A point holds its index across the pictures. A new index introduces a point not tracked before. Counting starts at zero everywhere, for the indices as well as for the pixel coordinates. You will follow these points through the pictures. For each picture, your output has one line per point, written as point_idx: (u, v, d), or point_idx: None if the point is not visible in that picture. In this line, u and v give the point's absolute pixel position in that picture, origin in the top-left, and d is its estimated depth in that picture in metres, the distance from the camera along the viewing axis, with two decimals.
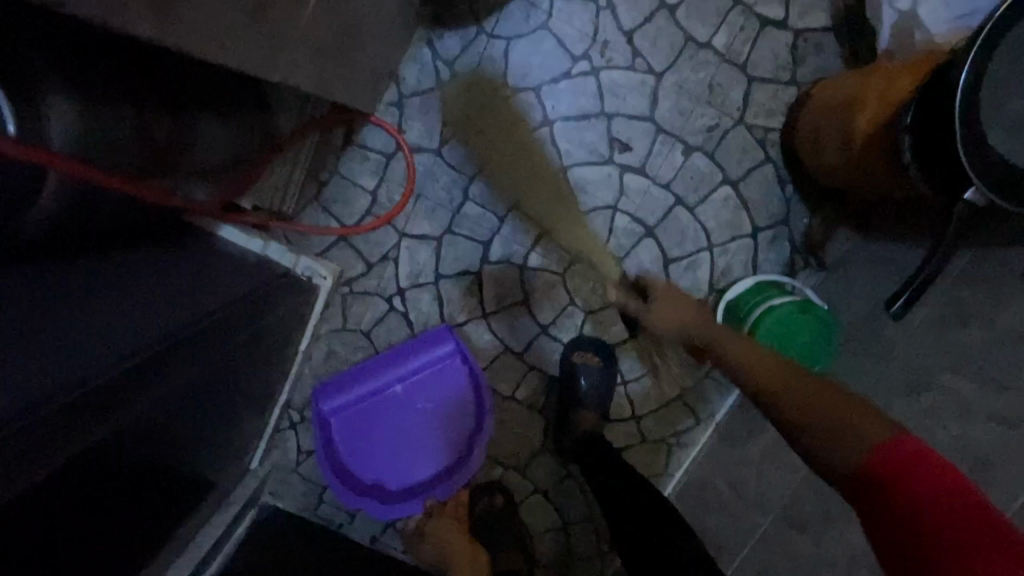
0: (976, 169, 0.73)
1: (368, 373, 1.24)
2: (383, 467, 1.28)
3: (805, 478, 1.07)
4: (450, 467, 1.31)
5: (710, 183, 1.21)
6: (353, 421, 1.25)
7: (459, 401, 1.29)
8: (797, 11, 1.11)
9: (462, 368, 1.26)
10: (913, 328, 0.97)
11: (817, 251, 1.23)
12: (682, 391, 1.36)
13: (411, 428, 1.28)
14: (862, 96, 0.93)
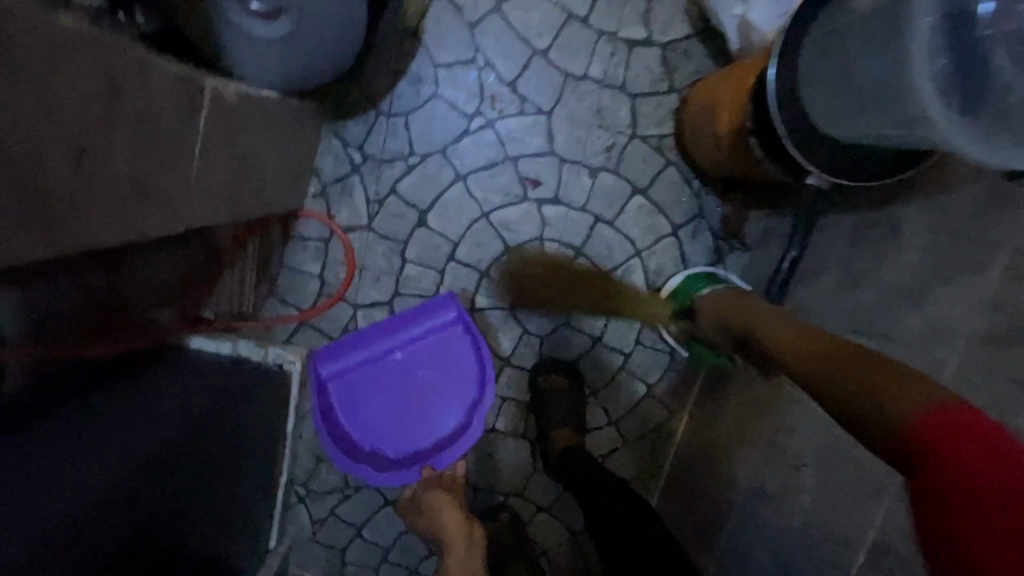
0: (809, 154, 0.82)
1: (369, 339, 1.30)
2: (385, 431, 1.33)
3: (761, 452, 1.10)
4: (451, 438, 1.34)
5: (622, 196, 1.29)
6: (357, 388, 1.32)
7: (462, 372, 1.34)
8: (659, 27, 1.20)
9: (463, 336, 1.32)
10: (821, 292, 1.02)
11: (737, 233, 1.31)
12: (651, 388, 1.42)
13: (414, 394, 1.33)
14: (720, 98, 1.01)
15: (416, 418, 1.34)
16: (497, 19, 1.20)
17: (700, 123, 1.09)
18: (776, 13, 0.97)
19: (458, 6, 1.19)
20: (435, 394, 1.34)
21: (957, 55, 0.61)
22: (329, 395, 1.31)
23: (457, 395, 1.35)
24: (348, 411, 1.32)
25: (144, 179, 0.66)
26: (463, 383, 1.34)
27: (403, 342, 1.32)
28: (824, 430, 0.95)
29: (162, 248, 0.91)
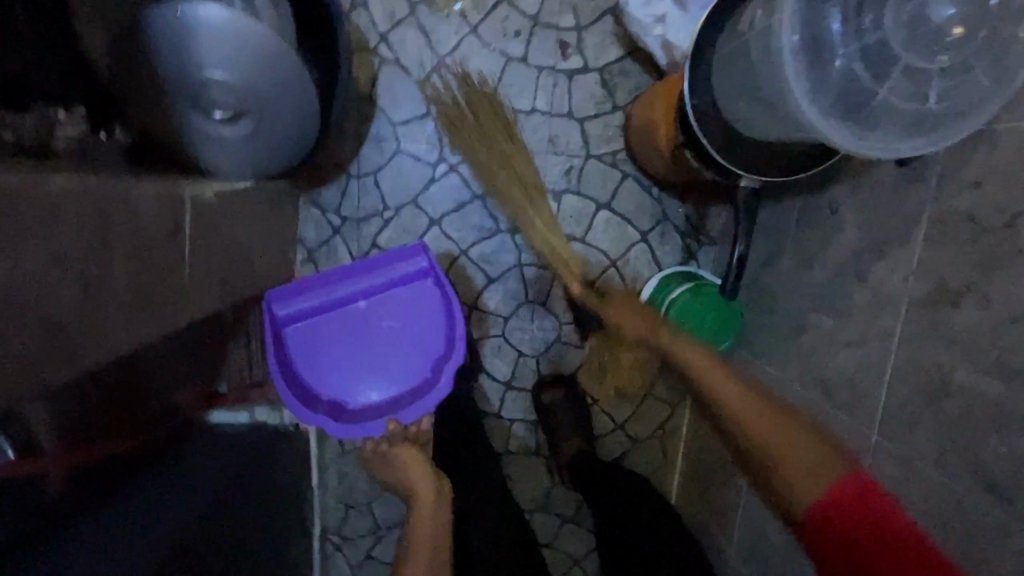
0: (735, 161, 0.91)
1: (332, 284, 1.18)
2: (346, 380, 1.19)
3: None
4: (414, 392, 1.21)
5: (588, 213, 1.36)
6: (317, 337, 1.18)
7: (429, 323, 1.21)
8: (592, 54, 1.27)
9: (433, 289, 1.20)
10: (781, 276, 1.08)
11: (701, 229, 1.38)
12: (650, 387, 1.48)
13: (377, 344, 1.20)
14: (654, 118, 1.09)
15: (379, 369, 1.20)
16: (444, 73, 1.27)
17: (644, 141, 1.17)
18: (687, 30, 1.07)
19: (405, 66, 1.27)
20: (400, 347, 1.20)
21: (812, 74, 0.71)
22: (286, 346, 1.16)
23: (424, 349, 1.21)
24: (307, 360, 1.17)
25: (148, 292, 0.75)
26: (432, 335, 1.22)
27: (368, 289, 1.19)
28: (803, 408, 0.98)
29: (182, 343, 0.96)
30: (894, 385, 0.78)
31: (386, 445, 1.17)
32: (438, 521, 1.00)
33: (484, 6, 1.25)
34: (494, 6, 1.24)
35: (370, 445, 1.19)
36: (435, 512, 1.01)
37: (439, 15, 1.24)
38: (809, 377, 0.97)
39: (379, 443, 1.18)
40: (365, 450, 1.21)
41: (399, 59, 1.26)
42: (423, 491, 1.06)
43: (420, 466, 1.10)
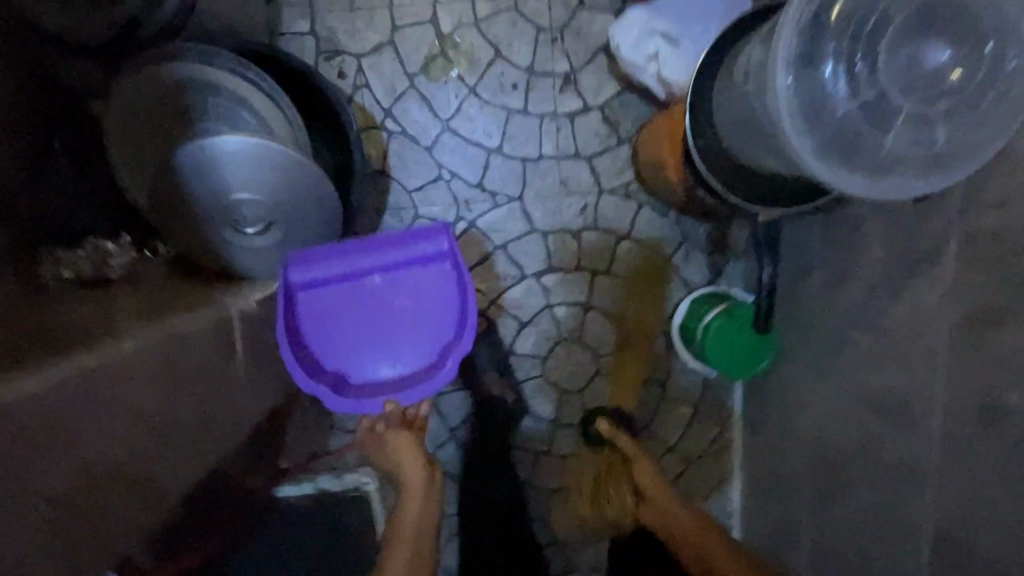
0: (752, 196, 0.90)
1: (348, 259, 1.09)
2: (356, 353, 1.12)
3: (808, 449, 1.13)
4: (414, 376, 1.12)
5: (609, 246, 1.37)
6: (331, 310, 1.11)
7: (440, 302, 1.13)
8: (590, 93, 1.29)
9: (450, 272, 1.13)
10: (815, 291, 1.07)
11: (725, 245, 1.37)
12: (696, 406, 1.47)
13: (389, 321, 1.12)
14: (661, 154, 1.09)
15: (387, 347, 1.13)
16: (449, 135, 1.30)
17: (653, 172, 1.17)
18: (681, 66, 1.07)
19: (411, 135, 1.29)
20: (408, 325, 1.13)
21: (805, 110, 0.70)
22: (299, 318, 1.09)
23: (433, 329, 1.14)
24: (323, 329, 1.11)
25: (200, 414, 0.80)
26: (442, 316, 1.13)
27: (387, 265, 1.11)
28: (855, 424, 0.98)
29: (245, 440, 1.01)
30: (948, 399, 0.79)
31: (382, 426, 1.11)
32: (422, 523, 1.01)
33: (478, 66, 1.27)
34: (488, 64, 1.27)
35: (367, 427, 1.12)
36: (422, 511, 1.02)
37: (436, 82, 1.27)
38: (859, 393, 0.97)
39: (377, 423, 1.11)
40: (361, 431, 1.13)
41: (405, 129, 1.29)
42: (412, 483, 1.05)
43: (416, 460, 1.08)
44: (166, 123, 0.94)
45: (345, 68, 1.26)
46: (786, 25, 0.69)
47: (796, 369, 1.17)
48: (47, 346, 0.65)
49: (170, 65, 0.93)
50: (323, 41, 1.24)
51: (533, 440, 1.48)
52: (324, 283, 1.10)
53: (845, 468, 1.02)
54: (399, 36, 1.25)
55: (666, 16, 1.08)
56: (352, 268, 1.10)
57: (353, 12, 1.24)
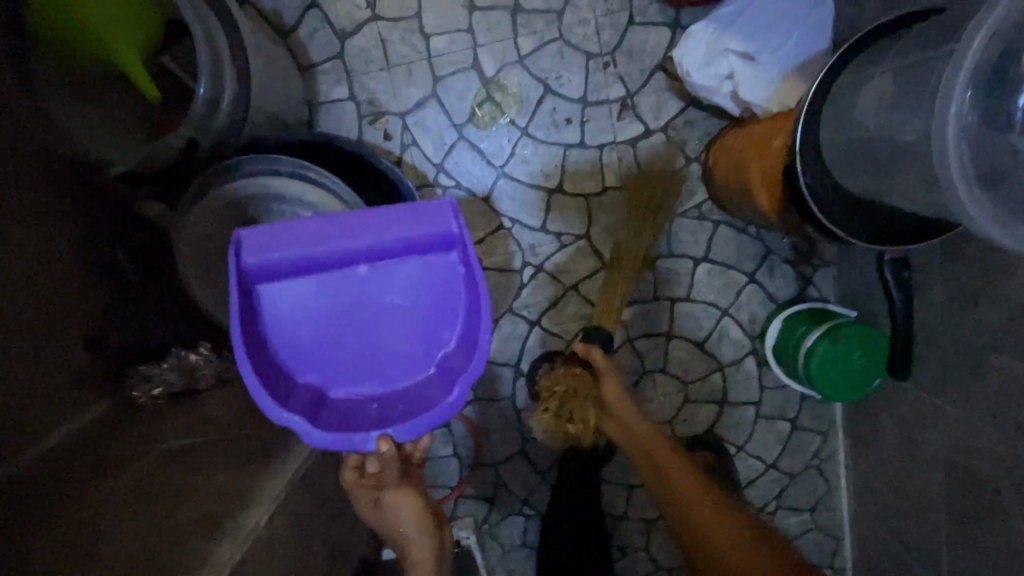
0: (861, 231, 0.83)
1: (323, 240, 0.80)
2: (334, 366, 0.83)
3: (951, 469, 1.00)
4: (409, 399, 0.82)
5: (688, 271, 1.28)
6: (300, 310, 0.82)
7: (443, 301, 0.84)
8: (651, 116, 1.21)
9: (457, 265, 0.84)
10: (952, 299, 0.95)
11: (812, 254, 1.28)
12: (792, 421, 1.35)
13: (377, 323, 0.83)
14: (750, 180, 0.97)
15: (374, 359, 0.83)
16: (506, 181, 1.23)
17: (737, 194, 1.06)
18: (760, 85, 0.97)
19: (467, 187, 1.22)
20: (403, 329, 0.84)
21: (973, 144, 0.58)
22: (261, 319, 0.81)
23: (434, 336, 0.84)
24: (292, 331, 0.82)
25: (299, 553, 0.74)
26: (446, 319, 0.84)
27: (374, 249, 0.82)
28: (1008, 452, 0.88)
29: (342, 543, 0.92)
30: None
31: (376, 470, 0.80)
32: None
33: (528, 106, 1.20)
34: (539, 101, 1.20)
35: (355, 472, 0.83)
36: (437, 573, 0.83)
37: (486, 130, 1.20)
38: (1010, 420, 0.87)
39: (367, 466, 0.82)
40: (347, 475, 0.84)
41: (459, 182, 1.22)
42: (418, 551, 0.83)
43: (421, 519, 0.84)
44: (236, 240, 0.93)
45: (390, 129, 1.19)
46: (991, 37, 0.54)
47: (929, 379, 1.04)
48: (206, 512, 0.67)
49: (231, 180, 0.90)
50: (364, 105, 1.18)
51: (624, 475, 1.39)
52: (290, 274, 0.81)
53: (1002, 494, 0.90)
54: (442, 88, 1.19)
55: (738, 33, 0.98)
56: (329, 250, 0.81)
57: (390, 70, 1.18)
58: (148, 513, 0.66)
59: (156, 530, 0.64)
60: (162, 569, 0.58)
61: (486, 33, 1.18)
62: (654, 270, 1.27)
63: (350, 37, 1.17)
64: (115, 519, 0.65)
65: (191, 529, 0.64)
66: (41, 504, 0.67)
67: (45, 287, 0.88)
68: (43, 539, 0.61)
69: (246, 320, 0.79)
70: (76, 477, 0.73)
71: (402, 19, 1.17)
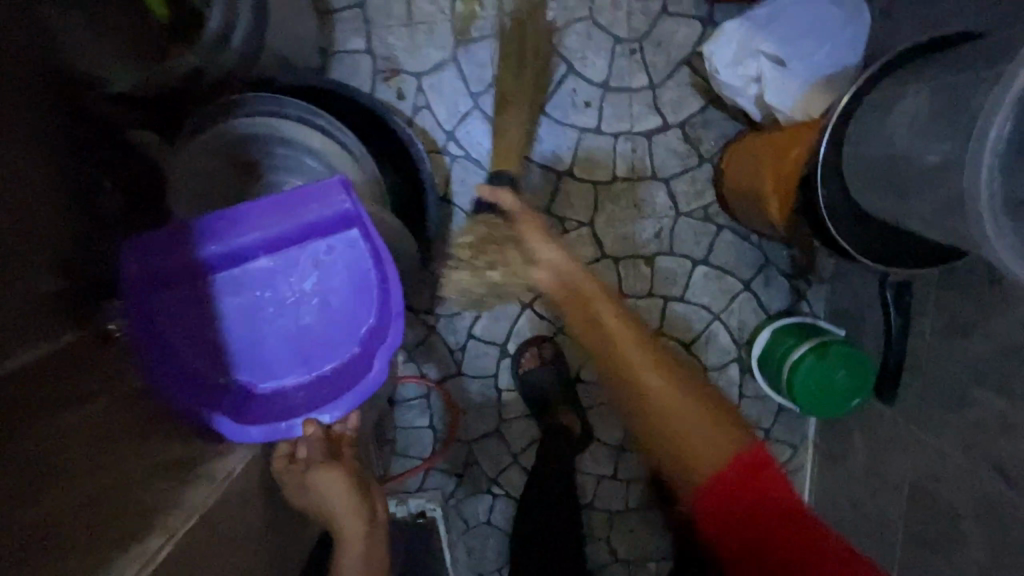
0: (858, 247, 0.84)
1: (215, 236, 0.73)
2: (250, 358, 0.75)
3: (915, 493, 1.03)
4: (336, 382, 0.76)
5: (685, 272, 1.27)
6: (202, 310, 0.74)
7: (357, 282, 0.76)
8: (670, 110, 1.19)
9: (361, 243, 0.75)
10: (942, 328, 0.97)
11: (809, 271, 1.28)
12: (766, 430, 1.36)
13: (289, 315, 0.75)
14: (763, 186, 0.97)
15: (291, 346, 0.75)
16: (516, 158, 1.20)
17: (745, 198, 1.05)
18: (789, 91, 0.96)
19: (475, 159, 1.19)
20: (318, 316, 0.76)
21: (1005, 173, 0.57)
22: (165, 320, 0.74)
23: (352, 316, 0.76)
24: (198, 330, 0.74)
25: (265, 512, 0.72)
26: (365, 297, 0.76)
27: (271, 238, 0.74)
28: (975, 485, 0.90)
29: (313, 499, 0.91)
30: None
31: (304, 454, 0.73)
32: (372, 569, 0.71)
33: (548, 84, 1.17)
34: (560, 81, 1.17)
35: (283, 459, 0.74)
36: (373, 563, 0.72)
37: None
38: (979, 452, 0.90)
39: (296, 451, 0.73)
40: (276, 462, 0.74)
41: (468, 153, 1.19)
42: (346, 528, 0.71)
43: (351, 505, 0.72)
44: (234, 182, 0.90)
45: (404, 89, 1.16)
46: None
47: (909, 403, 1.06)
48: (169, 458, 0.63)
49: (237, 120, 0.86)
50: (380, 60, 1.14)
51: (596, 467, 1.37)
52: (191, 271, 0.74)
53: (959, 524, 0.94)
54: (463, 53, 1.15)
55: (771, 36, 0.98)
56: (223, 249, 0.73)
57: (412, 27, 1.14)
58: (112, 457, 0.60)
59: (120, 472, 0.58)
60: (137, 502, 0.55)
61: None
62: (652, 266, 1.27)
63: None
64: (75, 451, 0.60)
65: (159, 471, 0.61)
66: None
67: (16, 201, 0.80)
68: None
69: (146, 324, 0.73)
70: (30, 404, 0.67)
71: None
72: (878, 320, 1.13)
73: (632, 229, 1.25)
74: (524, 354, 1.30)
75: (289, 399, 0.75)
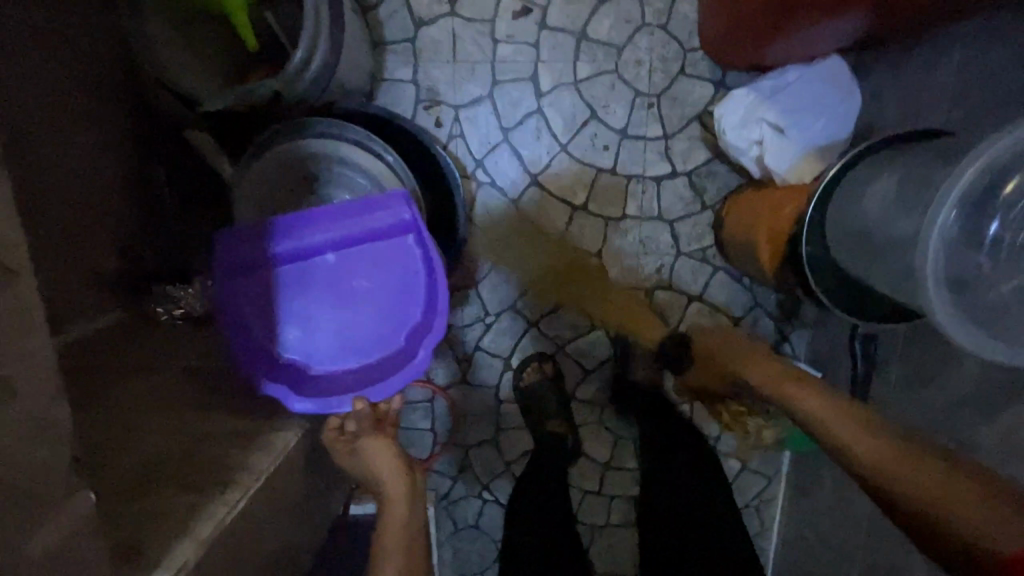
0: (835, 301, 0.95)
1: (295, 235, 0.89)
2: (313, 341, 0.90)
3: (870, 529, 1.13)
4: (382, 367, 0.90)
5: (681, 306, 1.38)
6: (277, 297, 0.90)
7: (407, 282, 0.91)
8: (680, 159, 1.31)
9: (414, 248, 0.90)
10: (904, 381, 1.08)
11: (794, 316, 1.40)
12: (742, 460, 1.46)
13: (350, 306, 0.91)
14: (757, 236, 1.08)
15: (349, 334, 0.90)
16: (536, 189, 1.32)
17: (740, 245, 1.17)
18: (786, 155, 1.08)
19: (499, 186, 1.31)
20: (373, 310, 0.91)
21: (949, 255, 0.69)
22: (245, 303, 0.89)
23: (401, 311, 0.91)
24: (271, 314, 0.89)
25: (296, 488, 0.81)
26: (413, 295, 0.91)
27: (338, 240, 0.90)
28: None
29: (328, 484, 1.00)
30: None
31: (352, 428, 0.86)
32: (411, 526, 0.79)
33: (572, 126, 1.29)
34: (583, 123, 1.29)
35: (334, 430, 0.87)
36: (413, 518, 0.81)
37: (530, 139, 1.29)
38: None
39: (347, 424, 0.86)
40: (327, 435, 0.87)
41: (494, 181, 1.31)
42: (392, 490, 0.82)
43: (395, 466, 0.84)
44: (293, 192, 1.01)
45: (442, 117, 1.28)
46: (973, 167, 0.65)
47: None
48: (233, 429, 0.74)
49: (303, 138, 0.98)
50: (423, 90, 1.26)
51: (582, 481, 1.46)
52: (272, 263, 0.90)
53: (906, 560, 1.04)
54: (498, 91, 1.27)
55: (773, 105, 1.11)
56: (300, 246, 0.89)
57: (455, 64, 1.26)
58: (172, 421, 0.70)
59: (195, 440, 0.69)
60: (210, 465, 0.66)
61: (550, 50, 1.26)
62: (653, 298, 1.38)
63: (424, 25, 1.24)
64: (151, 413, 0.71)
65: (228, 439, 0.72)
66: (80, 387, 0.73)
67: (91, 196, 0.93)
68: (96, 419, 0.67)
69: (233, 305, 0.88)
70: (110, 373, 0.78)
71: (476, 20, 1.25)
72: (850, 368, 1.24)
73: (637, 263, 1.36)
74: (526, 369, 1.39)
75: (342, 378, 0.90)
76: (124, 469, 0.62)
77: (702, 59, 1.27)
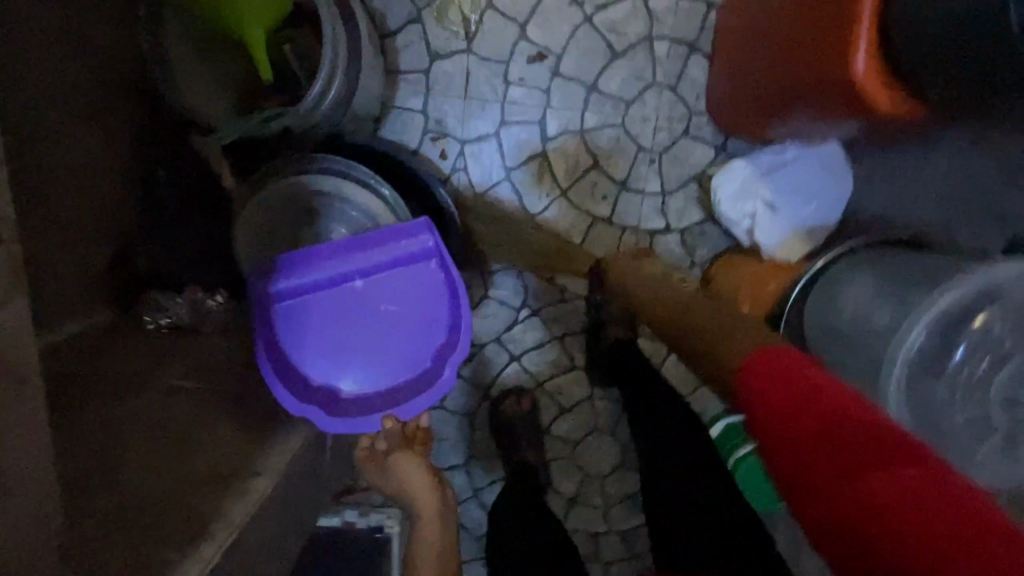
0: None
1: (324, 263, 0.95)
2: (341, 364, 0.95)
3: None
4: (411, 387, 0.95)
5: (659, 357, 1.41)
6: (309, 322, 0.95)
7: (432, 306, 0.97)
8: (675, 217, 1.33)
9: (438, 273, 0.97)
10: None
11: None
12: None
13: (377, 330, 0.96)
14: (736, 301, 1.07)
15: (376, 358, 0.95)
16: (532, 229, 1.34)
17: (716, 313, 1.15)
18: (774, 233, 1.13)
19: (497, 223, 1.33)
20: (399, 333, 0.96)
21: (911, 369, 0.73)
22: (276, 327, 0.94)
23: (426, 334, 0.97)
24: (298, 338, 0.94)
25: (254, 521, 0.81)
26: (437, 318, 0.97)
27: (366, 267, 0.96)
28: None
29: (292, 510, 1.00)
30: None
31: (383, 446, 0.93)
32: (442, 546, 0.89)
33: (575, 173, 1.32)
34: (586, 171, 1.32)
35: (367, 450, 0.93)
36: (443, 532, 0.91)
37: (531, 181, 1.31)
38: None
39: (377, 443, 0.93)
40: (359, 453, 0.94)
41: (491, 216, 1.32)
42: (421, 502, 0.92)
43: (425, 482, 0.93)
44: (294, 222, 1.03)
45: (447, 150, 1.29)
46: (946, 297, 0.72)
47: None
48: (213, 470, 0.75)
49: (305, 170, 0.99)
50: (431, 121, 1.28)
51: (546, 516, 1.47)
52: (303, 290, 0.95)
53: None
54: (505, 131, 1.29)
55: (768, 184, 1.14)
56: (329, 274, 0.95)
57: (466, 99, 1.27)
58: (160, 450, 0.73)
59: (171, 485, 0.70)
60: (183, 518, 0.67)
61: (560, 98, 1.28)
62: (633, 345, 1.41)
63: (440, 59, 1.26)
64: (127, 444, 0.72)
65: (205, 486, 0.72)
66: (62, 400, 0.74)
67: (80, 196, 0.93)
68: (78, 447, 0.69)
69: (264, 330, 0.93)
70: (93, 386, 0.79)
71: (491, 60, 1.27)
72: None
73: None
74: (503, 401, 1.40)
75: (370, 400, 0.94)
76: (98, 514, 0.64)
77: (707, 123, 1.30)
